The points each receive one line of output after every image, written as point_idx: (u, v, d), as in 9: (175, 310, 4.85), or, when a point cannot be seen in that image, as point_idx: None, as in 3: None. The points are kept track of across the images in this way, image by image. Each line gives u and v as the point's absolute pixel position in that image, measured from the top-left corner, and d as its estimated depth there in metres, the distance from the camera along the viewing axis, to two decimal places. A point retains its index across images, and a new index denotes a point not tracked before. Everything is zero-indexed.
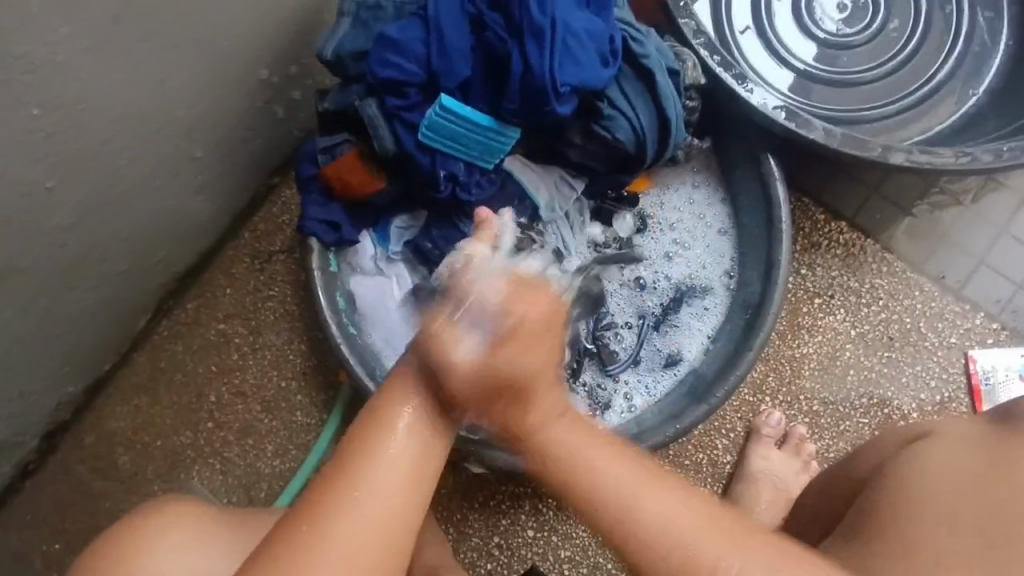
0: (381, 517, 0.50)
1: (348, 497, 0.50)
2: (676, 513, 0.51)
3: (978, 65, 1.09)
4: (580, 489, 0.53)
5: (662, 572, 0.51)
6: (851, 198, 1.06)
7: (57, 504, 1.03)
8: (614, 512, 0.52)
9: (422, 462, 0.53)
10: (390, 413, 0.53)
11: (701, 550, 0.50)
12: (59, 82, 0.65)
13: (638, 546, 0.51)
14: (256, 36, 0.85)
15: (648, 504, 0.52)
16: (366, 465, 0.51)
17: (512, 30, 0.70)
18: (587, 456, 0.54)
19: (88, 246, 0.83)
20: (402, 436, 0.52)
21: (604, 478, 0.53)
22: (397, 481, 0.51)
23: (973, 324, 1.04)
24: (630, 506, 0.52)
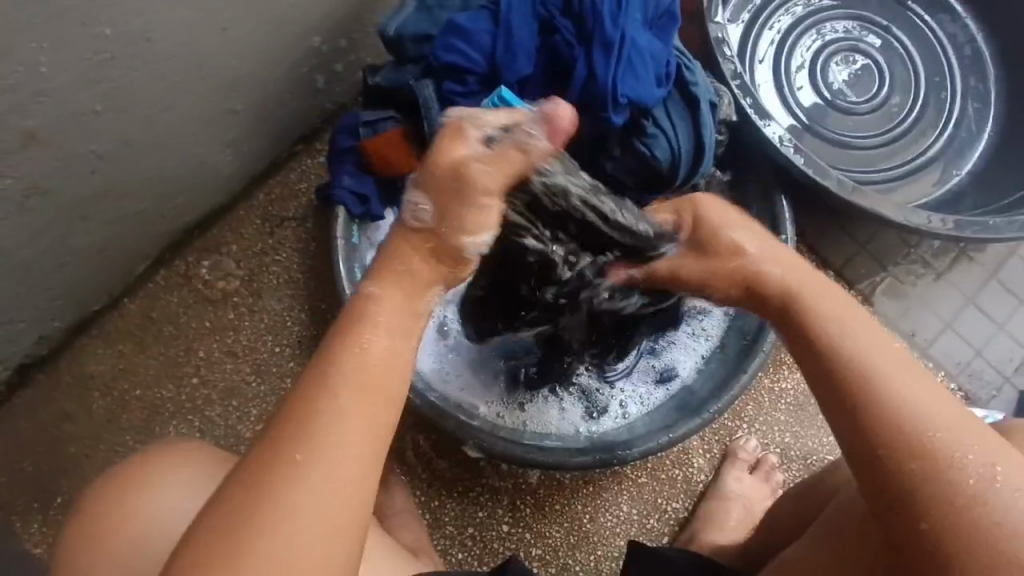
0: (351, 454, 0.45)
1: (303, 439, 0.44)
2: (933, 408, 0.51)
3: (964, 147, 1.20)
4: (870, 385, 0.52)
5: (923, 477, 0.49)
6: (841, 250, 1.14)
7: (18, 444, 0.99)
8: (892, 415, 0.50)
9: (379, 372, 0.48)
10: (341, 332, 0.48)
11: (964, 454, 0.49)
12: (136, 10, 0.65)
13: (903, 453, 0.50)
14: (319, 3, 0.86)
15: (924, 412, 0.50)
16: (316, 397, 0.46)
17: (580, 37, 0.74)
18: (867, 358, 0.53)
19: (113, 179, 0.82)
20: (353, 353, 0.47)
21: (898, 381, 0.51)
22: (354, 404, 0.46)
23: (934, 381, 1.13)
24: (917, 415, 0.50)
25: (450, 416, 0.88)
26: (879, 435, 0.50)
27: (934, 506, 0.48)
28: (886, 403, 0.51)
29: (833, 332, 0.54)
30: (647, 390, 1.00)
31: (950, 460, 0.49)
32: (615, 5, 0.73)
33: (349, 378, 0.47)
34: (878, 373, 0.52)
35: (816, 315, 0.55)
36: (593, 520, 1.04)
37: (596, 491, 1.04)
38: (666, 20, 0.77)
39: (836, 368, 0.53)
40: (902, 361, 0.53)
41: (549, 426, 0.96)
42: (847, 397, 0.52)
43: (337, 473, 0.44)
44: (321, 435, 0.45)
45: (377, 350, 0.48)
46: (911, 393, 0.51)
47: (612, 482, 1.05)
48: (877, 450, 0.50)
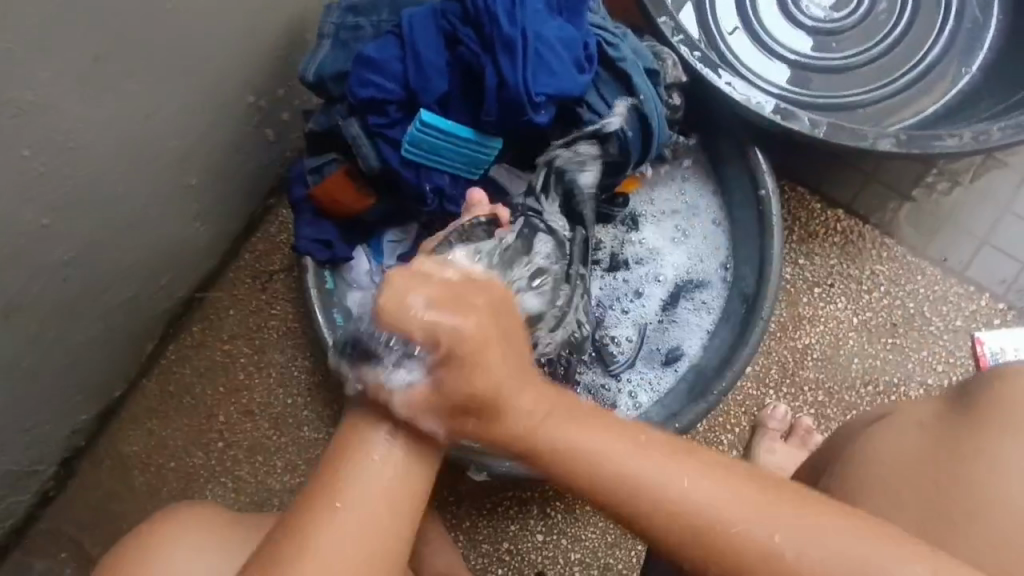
0: (349, 574, 0.50)
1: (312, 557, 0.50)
2: (693, 484, 0.50)
3: (971, 42, 1.08)
4: (595, 467, 0.52)
5: (738, 573, 0.49)
6: (847, 185, 1.05)
7: (78, 531, 1.06)
8: (687, 517, 0.50)
9: (396, 502, 0.53)
10: (353, 455, 0.54)
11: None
12: (50, 124, 0.68)
13: (732, 543, 0.49)
14: (240, 61, 0.86)
15: (726, 516, 0.49)
16: (327, 520, 0.51)
17: (484, 42, 0.72)
18: (585, 454, 0.52)
19: (89, 280, 0.85)
20: (369, 486, 0.53)
21: (599, 463, 0.52)
22: (361, 527, 0.52)
23: (979, 305, 1.03)
24: (716, 516, 0.50)
25: None
26: (651, 531, 0.51)
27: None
28: (633, 492, 0.51)
29: (537, 425, 0.53)
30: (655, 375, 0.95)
31: (788, 564, 0.49)
32: (510, 4, 0.71)
33: (354, 506, 0.52)
34: (596, 465, 0.52)
35: (550, 431, 0.53)
36: None
37: None
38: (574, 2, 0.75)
39: (537, 456, 0.54)
40: (607, 428, 0.53)
41: None
42: (551, 467, 0.53)
43: None
44: (339, 519, 0.51)
45: (384, 468, 0.54)
46: (665, 486, 0.50)
47: None
48: (694, 536, 0.50)
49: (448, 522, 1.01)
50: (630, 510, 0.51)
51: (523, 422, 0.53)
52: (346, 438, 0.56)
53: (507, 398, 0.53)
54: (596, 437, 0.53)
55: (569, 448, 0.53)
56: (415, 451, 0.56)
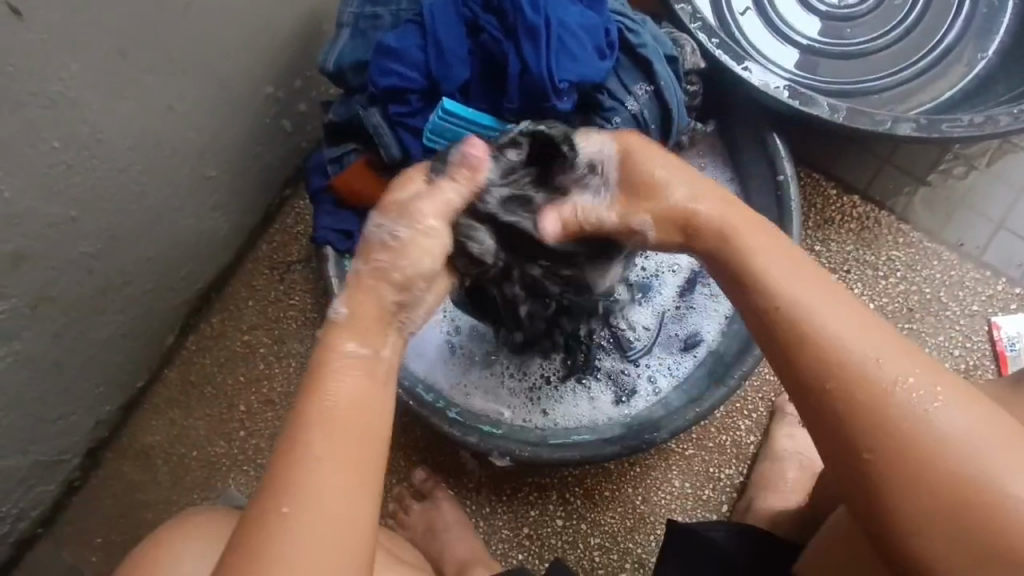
0: (335, 489, 0.48)
1: (287, 491, 0.47)
2: (863, 336, 0.51)
3: (987, 26, 1.07)
4: (802, 331, 0.52)
5: (886, 430, 0.49)
6: (863, 170, 1.05)
7: (103, 520, 1.07)
8: (815, 351, 0.51)
9: (360, 422, 0.50)
10: (322, 383, 0.51)
11: (952, 428, 0.48)
12: (77, 117, 0.69)
13: (882, 400, 0.49)
14: (260, 52, 0.86)
15: (883, 366, 0.50)
16: (297, 454, 0.48)
17: (506, 29, 0.73)
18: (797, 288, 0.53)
19: (113, 272, 0.86)
20: (336, 404, 0.50)
21: (842, 341, 0.51)
22: (334, 458, 0.49)
23: (996, 290, 1.03)
24: (865, 368, 0.50)
25: (472, 430, 0.88)
26: (819, 389, 0.51)
27: (897, 468, 0.48)
28: (821, 341, 0.51)
29: (759, 260, 0.55)
30: (674, 359, 0.96)
31: (925, 418, 0.48)
32: None
33: (324, 435, 0.49)
34: (848, 350, 0.50)
35: (729, 257, 0.57)
36: (646, 500, 1.02)
37: (644, 471, 1.03)
38: None
39: (767, 324, 0.54)
40: (850, 310, 0.52)
41: (580, 418, 0.95)
42: (781, 322, 0.53)
43: (327, 515, 0.47)
44: (304, 472, 0.48)
45: (347, 394, 0.51)
46: (869, 355, 0.50)
47: (658, 459, 1.03)
48: (844, 378, 0.50)
49: (468, 509, 1.02)
50: (809, 364, 0.51)
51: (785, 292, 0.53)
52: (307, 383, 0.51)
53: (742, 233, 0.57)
54: (885, 334, 0.52)
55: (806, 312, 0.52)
56: (363, 392, 0.51)
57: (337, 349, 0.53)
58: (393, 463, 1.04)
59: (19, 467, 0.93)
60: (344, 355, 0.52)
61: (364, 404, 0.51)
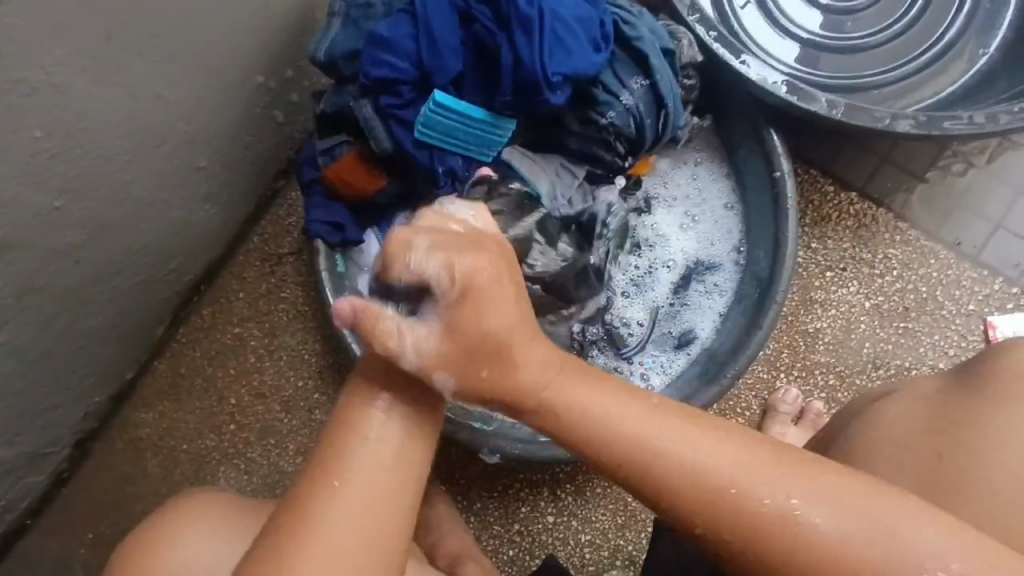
0: (371, 501, 0.53)
1: (336, 488, 0.53)
2: (726, 465, 0.52)
3: (989, 22, 1.06)
4: (646, 480, 0.53)
5: (754, 536, 0.51)
6: (861, 167, 1.04)
7: (92, 512, 1.07)
8: (695, 490, 0.52)
9: (405, 444, 0.57)
10: (364, 402, 0.58)
11: (826, 532, 0.50)
12: (62, 105, 0.68)
13: (748, 506, 0.51)
14: (251, 41, 0.85)
15: (740, 478, 0.52)
16: (343, 462, 0.55)
17: (499, 20, 0.72)
18: (601, 417, 0.55)
19: (101, 263, 0.85)
20: (380, 424, 0.57)
21: (678, 469, 0.52)
22: (381, 468, 0.55)
23: (992, 289, 1.02)
24: (729, 491, 0.52)
25: (462, 427, 0.87)
26: (699, 522, 0.53)
27: (751, 549, 0.51)
28: (686, 478, 0.52)
29: (607, 411, 0.55)
30: (668, 357, 0.95)
31: (793, 521, 0.51)
32: None
33: (369, 449, 0.55)
34: (710, 476, 0.52)
35: (560, 418, 0.55)
36: (638, 497, 1.02)
37: None
38: None
39: (616, 467, 0.54)
40: (658, 419, 0.55)
41: None
42: (631, 469, 0.53)
43: (364, 512, 0.53)
44: (348, 484, 0.53)
45: (393, 415, 0.57)
46: (732, 483, 0.52)
47: None
48: (703, 497, 0.52)
49: (459, 504, 1.02)
50: (658, 495, 0.53)
51: (598, 440, 0.54)
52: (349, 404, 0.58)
53: (517, 345, 0.55)
54: (726, 441, 0.53)
55: (659, 471, 0.53)
56: (407, 430, 0.57)
57: (387, 345, 0.55)
58: None
59: (6, 458, 0.92)
60: (397, 355, 0.55)
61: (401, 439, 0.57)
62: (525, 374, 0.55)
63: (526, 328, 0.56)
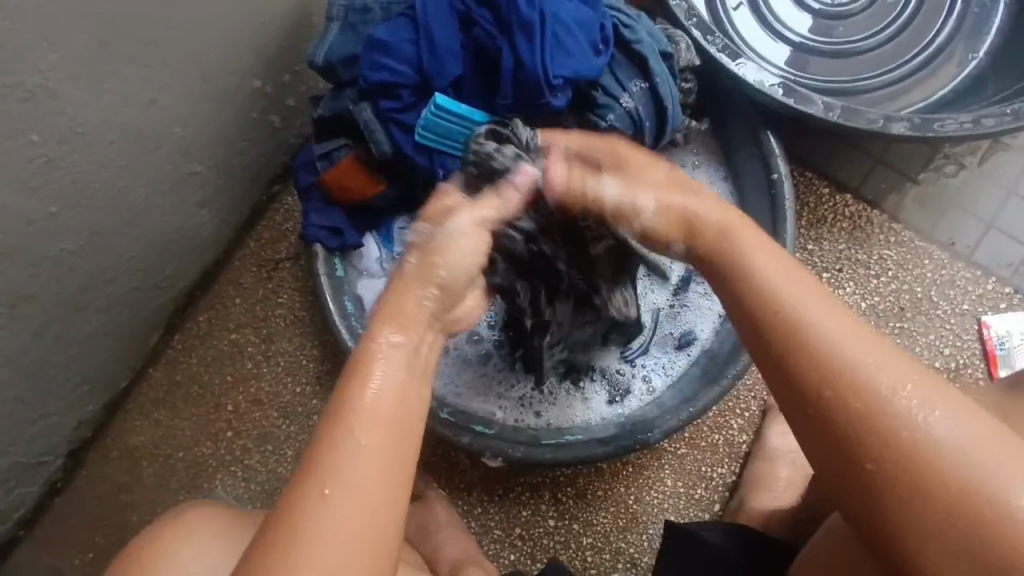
0: (366, 490, 0.47)
1: (326, 477, 0.47)
2: (848, 341, 0.51)
3: (978, 26, 1.08)
4: (794, 349, 0.52)
5: (875, 432, 0.49)
6: (855, 169, 1.05)
7: (86, 521, 1.05)
8: (822, 362, 0.51)
9: (402, 417, 0.50)
10: (355, 379, 0.51)
11: (946, 434, 0.47)
12: (57, 109, 0.67)
13: (875, 401, 0.49)
14: (248, 45, 0.85)
15: (877, 367, 0.50)
16: (337, 440, 0.48)
17: (500, 24, 0.72)
18: (794, 294, 0.54)
19: (96, 269, 0.84)
20: (376, 393, 0.50)
21: (833, 341, 0.51)
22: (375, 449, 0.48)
23: (986, 289, 1.03)
24: (854, 369, 0.50)
25: (463, 430, 0.87)
26: (836, 400, 0.50)
27: (892, 463, 0.48)
28: (822, 349, 0.51)
29: (771, 287, 0.54)
30: (668, 358, 0.96)
31: (922, 428, 0.48)
32: None
33: (364, 426, 0.49)
34: (830, 348, 0.51)
35: (769, 291, 0.54)
36: (639, 500, 1.02)
37: (637, 470, 1.02)
38: None
39: (770, 322, 0.54)
40: (824, 304, 0.53)
41: (574, 418, 0.94)
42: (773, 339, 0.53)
43: (357, 493, 0.47)
44: (336, 471, 0.47)
45: (385, 392, 0.50)
46: (870, 360, 0.50)
47: (651, 459, 1.03)
48: (851, 378, 0.50)
49: (460, 509, 1.01)
50: (794, 372, 0.52)
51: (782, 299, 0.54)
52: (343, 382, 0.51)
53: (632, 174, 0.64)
54: (874, 336, 0.52)
55: (794, 342, 0.52)
56: (405, 406, 0.51)
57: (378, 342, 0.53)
58: None
59: None
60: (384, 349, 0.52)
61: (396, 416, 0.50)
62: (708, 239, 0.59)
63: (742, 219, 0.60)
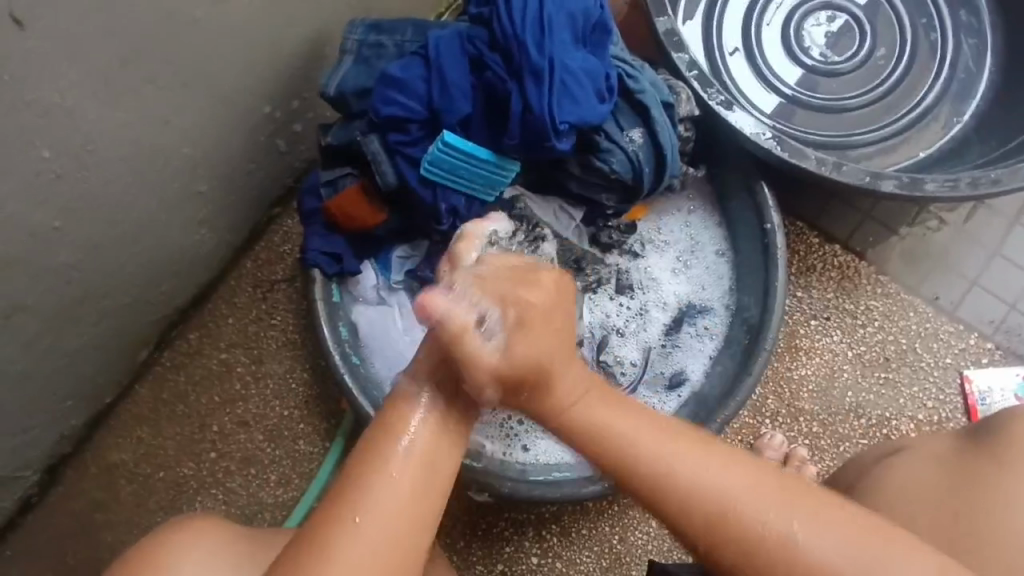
0: (393, 516, 0.52)
1: (364, 499, 0.52)
2: (739, 479, 0.55)
3: (964, 90, 1.13)
4: (668, 492, 0.56)
5: (749, 555, 0.54)
6: (844, 222, 1.08)
7: (57, 539, 1.03)
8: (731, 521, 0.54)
9: (428, 466, 0.54)
10: (393, 425, 0.55)
11: (821, 554, 0.53)
12: (70, 126, 0.68)
13: (750, 531, 0.54)
14: (261, 72, 0.86)
15: (754, 498, 0.54)
16: (377, 468, 0.53)
17: (510, 69, 0.74)
18: (648, 469, 0.56)
19: (93, 283, 0.84)
20: (409, 439, 0.55)
21: (709, 499, 0.54)
22: (405, 486, 0.53)
23: (968, 344, 1.06)
24: (739, 511, 0.54)
25: None
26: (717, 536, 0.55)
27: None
28: (689, 501, 0.55)
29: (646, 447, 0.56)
30: (659, 399, 0.95)
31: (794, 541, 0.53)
32: (538, 33, 0.73)
33: (396, 465, 0.53)
34: (725, 505, 0.54)
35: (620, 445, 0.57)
36: (623, 540, 1.01)
37: (622, 510, 1.02)
38: (600, 34, 0.77)
39: (591, 445, 0.58)
40: (676, 439, 0.57)
41: (564, 455, 0.95)
42: (658, 493, 0.56)
43: (388, 511, 0.52)
44: (370, 502, 0.52)
45: (416, 443, 0.55)
46: (765, 518, 0.54)
47: (637, 499, 1.02)
48: (720, 519, 0.54)
49: (443, 543, 1.00)
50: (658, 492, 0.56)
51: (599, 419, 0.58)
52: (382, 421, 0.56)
53: (556, 368, 0.56)
54: (767, 477, 0.56)
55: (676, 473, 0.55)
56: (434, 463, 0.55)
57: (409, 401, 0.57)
58: None
59: None
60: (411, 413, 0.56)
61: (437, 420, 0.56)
62: (561, 393, 0.58)
63: (567, 353, 0.58)
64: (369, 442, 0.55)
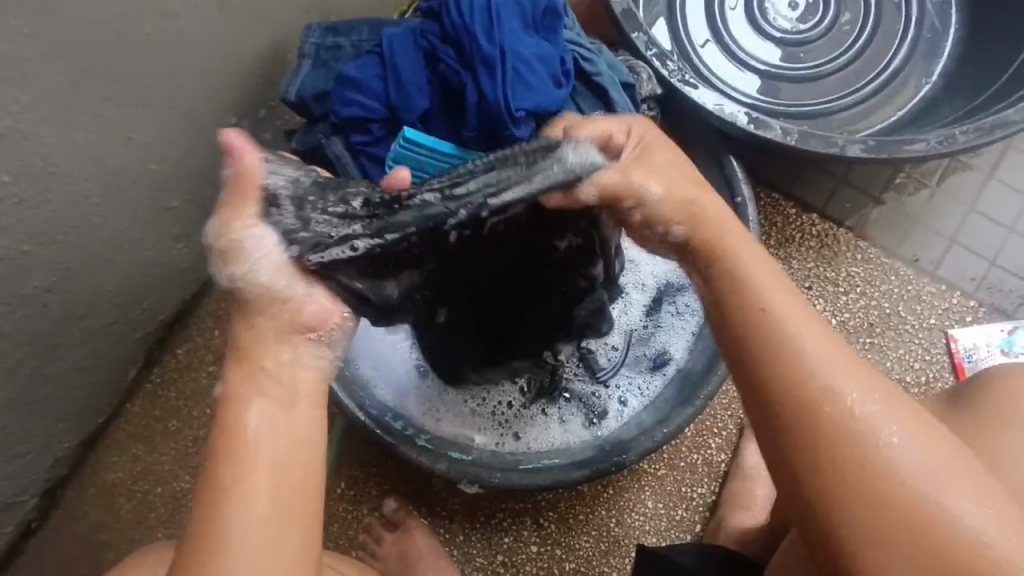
0: (256, 531, 0.51)
1: (225, 522, 0.51)
2: (835, 360, 0.54)
3: (932, 50, 1.12)
4: (788, 355, 0.54)
5: (837, 442, 0.53)
6: (821, 189, 1.08)
7: (61, 561, 1.04)
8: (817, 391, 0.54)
9: (286, 456, 0.53)
10: (232, 435, 0.53)
11: (908, 460, 0.52)
12: (29, 151, 0.68)
13: (839, 419, 0.53)
14: (222, 83, 0.87)
15: (856, 387, 0.54)
16: (231, 482, 0.52)
17: (463, 60, 0.74)
18: (781, 321, 0.55)
19: (72, 305, 0.85)
20: (255, 441, 0.53)
21: (820, 373, 0.54)
22: (266, 492, 0.52)
23: (952, 303, 1.06)
24: (835, 391, 0.53)
25: (440, 457, 0.87)
26: (803, 414, 0.54)
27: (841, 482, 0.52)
28: (799, 372, 0.54)
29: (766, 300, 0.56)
30: (645, 379, 0.97)
31: (884, 446, 0.52)
32: (487, 23, 0.74)
33: (252, 474, 0.52)
34: (824, 376, 0.54)
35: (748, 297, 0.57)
36: (620, 523, 1.02)
37: (617, 493, 1.02)
38: (550, 18, 0.78)
39: (739, 317, 0.57)
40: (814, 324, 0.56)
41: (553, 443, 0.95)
42: (800, 388, 0.54)
43: (252, 530, 0.51)
44: (231, 520, 0.51)
45: (263, 440, 0.53)
46: (827, 381, 0.54)
47: (632, 481, 1.03)
48: (815, 403, 0.53)
49: (442, 539, 1.01)
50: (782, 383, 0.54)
51: (754, 303, 0.56)
52: (219, 440, 0.53)
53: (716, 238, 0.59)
54: (874, 377, 0.55)
55: (799, 361, 0.54)
56: (284, 452, 0.53)
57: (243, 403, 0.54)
58: (365, 492, 1.02)
59: None
60: (250, 416, 0.54)
61: (280, 405, 0.54)
62: (728, 251, 0.59)
63: (736, 236, 0.60)
64: (213, 461, 0.53)
